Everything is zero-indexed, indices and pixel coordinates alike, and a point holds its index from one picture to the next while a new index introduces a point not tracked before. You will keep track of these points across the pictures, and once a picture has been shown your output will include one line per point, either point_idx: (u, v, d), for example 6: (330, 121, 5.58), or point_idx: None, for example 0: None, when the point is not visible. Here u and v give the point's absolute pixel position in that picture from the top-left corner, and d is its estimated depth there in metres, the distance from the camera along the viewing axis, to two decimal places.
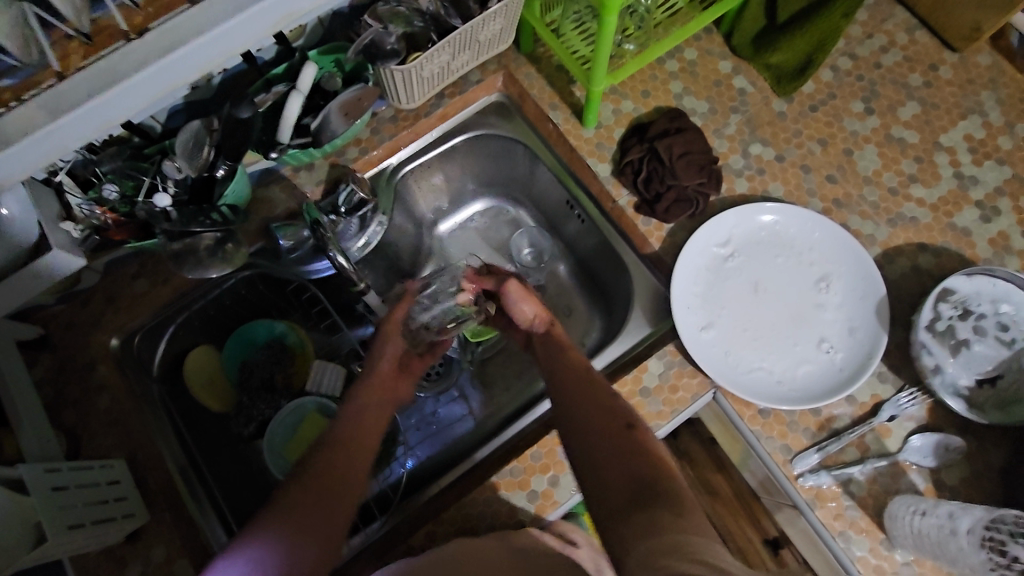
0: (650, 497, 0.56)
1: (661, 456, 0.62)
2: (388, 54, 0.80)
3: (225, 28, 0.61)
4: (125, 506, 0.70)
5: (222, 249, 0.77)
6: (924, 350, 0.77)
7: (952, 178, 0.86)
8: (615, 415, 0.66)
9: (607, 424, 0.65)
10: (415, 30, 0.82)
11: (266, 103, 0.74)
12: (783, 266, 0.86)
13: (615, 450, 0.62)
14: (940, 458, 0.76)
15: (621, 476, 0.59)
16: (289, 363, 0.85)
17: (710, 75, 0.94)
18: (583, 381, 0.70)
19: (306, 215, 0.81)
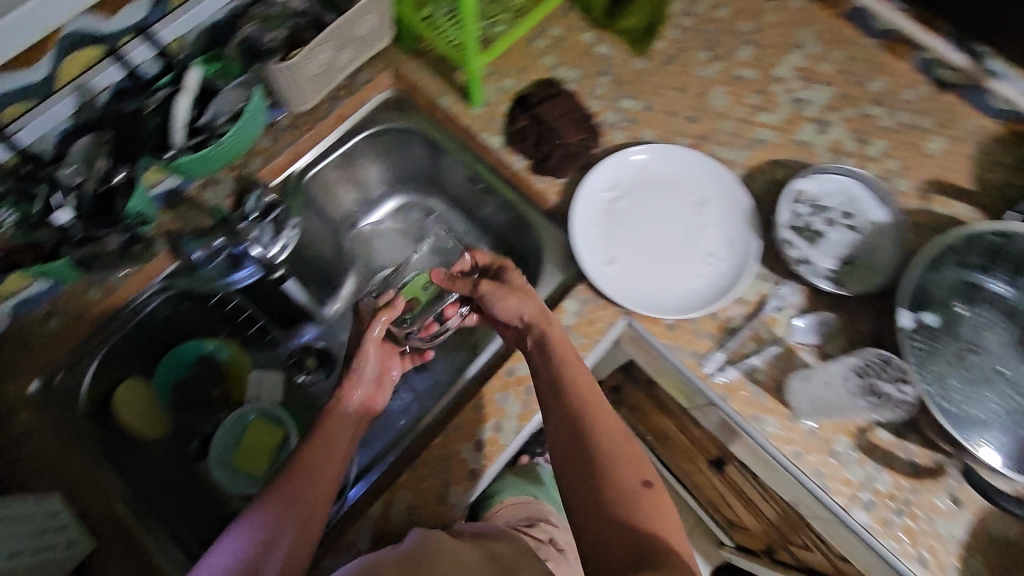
0: (651, 559, 0.61)
1: (668, 523, 0.66)
2: (265, 54, 0.82)
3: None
4: (68, 534, 0.75)
5: (131, 250, 0.83)
6: (789, 245, 0.88)
7: (789, 103, 1.01)
8: (633, 470, 0.68)
9: (624, 479, 0.68)
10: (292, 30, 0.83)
11: (151, 106, 0.78)
12: (666, 197, 0.95)
13: (624, 506, 0.66)
14: (820, 333, 0.86)
15: (624, 532, 0.64)
16: (224, 378, 0.96)
17: (577, 45, 1.04)
18: (601, 422, 0.72)
19: (217, 215, 0.91)
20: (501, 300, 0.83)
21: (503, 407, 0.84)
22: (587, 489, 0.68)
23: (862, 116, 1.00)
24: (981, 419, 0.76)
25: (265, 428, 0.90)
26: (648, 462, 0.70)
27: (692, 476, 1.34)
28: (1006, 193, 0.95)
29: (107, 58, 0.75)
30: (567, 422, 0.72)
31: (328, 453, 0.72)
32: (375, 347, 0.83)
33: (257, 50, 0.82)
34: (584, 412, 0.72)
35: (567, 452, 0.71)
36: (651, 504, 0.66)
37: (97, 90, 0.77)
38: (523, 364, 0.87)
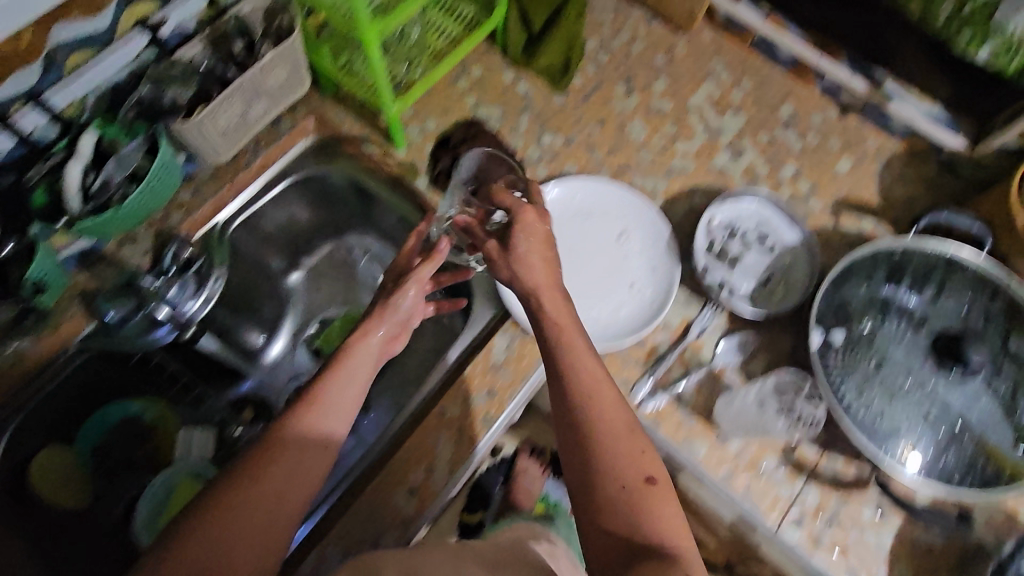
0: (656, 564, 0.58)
1: (673, 520, 0.63)
2: (167, 112, 0.81)
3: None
4: None
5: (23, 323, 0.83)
6: (708, 270, 0.90)
7: (704, 131, 1.05)
8: (635, 469, 0.65)
9: (626, 479, 0.64)
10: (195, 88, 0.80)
11: (41, 173, 0.77)
12: (590, 229, 0.96)
13: (627, 511, 0.63)
14: (744, 354, 0.88)
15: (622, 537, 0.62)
16: (149, 439, 0.93)
17: (497, 85, 1.07)
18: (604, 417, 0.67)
19: (126, 276, 0.90)
20: (514, 268, 0.77)
21: (435, 449, 0.84)
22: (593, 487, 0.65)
23: (774, 140, 1.05)
24: (896, 425, 0.80)
25: (190, 490, 0.87)
26: (651, 456, 0.66)
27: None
28: (910, 207, 1.00)
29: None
30: (572, 417, 0.68)
31: (305, 463, 0.66)
32: (416, 289, 0.82)
33: (154, 109, 0.81)
34: (588, 410, 0.67)
35: (573, 445, 0.67)
36: (657, 505, 0.63)
37: None
38: (454, 403, 0.86)
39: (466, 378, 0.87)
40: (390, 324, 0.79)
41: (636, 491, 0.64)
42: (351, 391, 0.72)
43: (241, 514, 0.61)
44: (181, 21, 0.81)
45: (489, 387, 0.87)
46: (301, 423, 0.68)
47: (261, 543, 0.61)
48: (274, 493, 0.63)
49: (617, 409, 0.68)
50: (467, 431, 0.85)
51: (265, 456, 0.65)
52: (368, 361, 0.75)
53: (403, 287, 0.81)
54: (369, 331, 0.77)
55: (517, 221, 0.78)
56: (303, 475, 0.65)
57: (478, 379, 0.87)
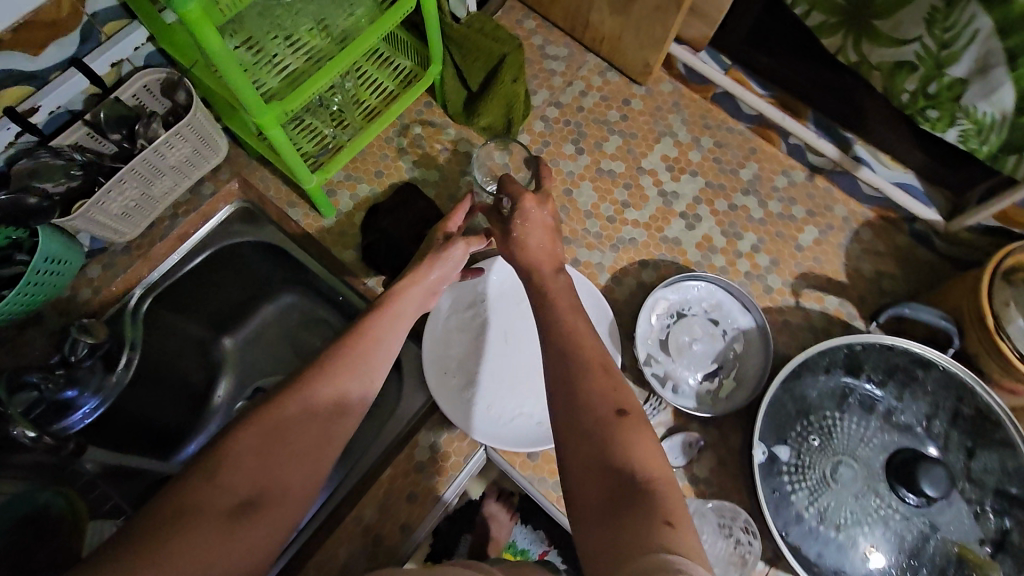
0: (629, 496, 0.52)
1: (653, 454, 0.56)
2: (38, 210, 0.68)
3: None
4: None
5: None
6: (651, 361, 0.83)
7: (657, 197, 0.97)
8: (606, 400, 0.59)
9: (598, 410, 0.58)
10: (76, 180, 0.70)
11: None
12: (525, 311, 0.90)
13: (601, 442, 0.57)
14: (689, 455, 0.81)
15: (603, 467, 0.55)
16: (58, 532, 0.77)
17: (436, 144, 0.99)
18: (584, 349, 0.64)
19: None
20: (512, 254, 0.77)
21: (347, 563, 0.75)
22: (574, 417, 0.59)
23: (732, 208, 0.97)
24: (846, 534, 0.73)
25: None
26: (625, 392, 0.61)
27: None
28: (878, 284, 0.92)
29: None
30: (557, 351, 0.64)
31: (350, 391, 0.64)
32: (463, 250, 0.80)
33: (24, 209, 0.67)
34: (576, 346, 0.64)
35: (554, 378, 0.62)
36: (636, 438, 0.56)
37: None
38: (371, 509, 0.78)
39: (386, 480, 0.79)
40: (439, 274, 0.77)
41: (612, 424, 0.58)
42: (389, 322, 0.71)
43: (268, 446, 0.58)
44: (68, 100, 0.71)
45: (412, 490, 0.79)
46: (338, 357, 0.65)
47: (301, 469, 0.59)
48: (315, 422, 0.61)
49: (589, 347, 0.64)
50: (384, 541, 0.77)
51: (303, 383, 0.63)
52: (416, 301, 0.75)
53: (451, 244, 0.79)
54: (419, 276, 0.76)
55: (516, 210, 0.78)
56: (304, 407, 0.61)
57: (400, 481, 0.79)
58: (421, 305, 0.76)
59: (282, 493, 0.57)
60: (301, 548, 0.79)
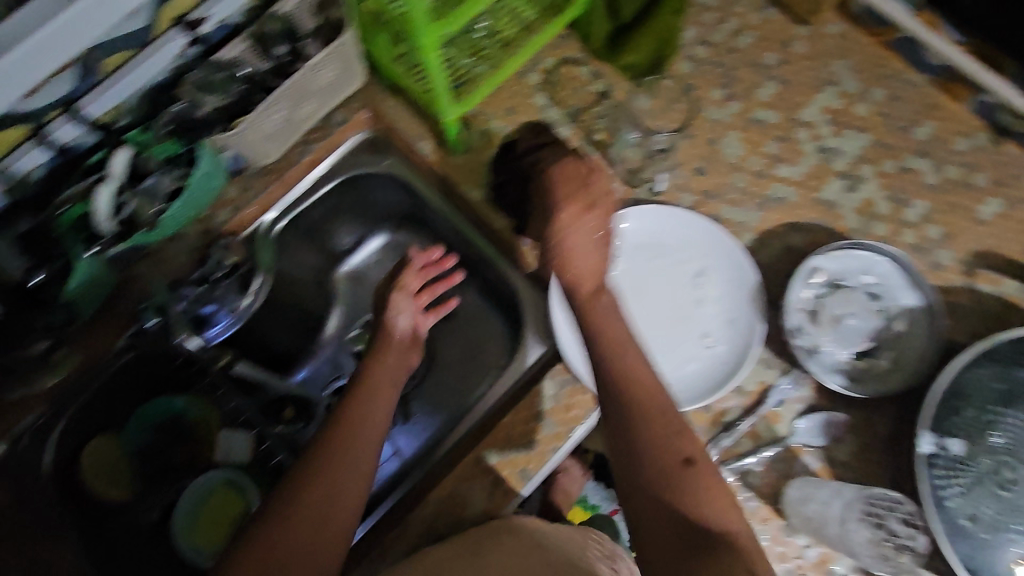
0: (706, 549, 0.56)
1: (717, 497, 0.61)
2: (206, 124, 0.73)
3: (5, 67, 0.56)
4: None
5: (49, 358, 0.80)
6: (799, 332, 0.77)
7: (814, 152, 0.88)
8: (673, 447, 0.63)
9: (666, 457, 0.63)
10: (235, 96, 0.73)
11: (78, 194, 0.69)
12: (660, 267, 0.84)
13: (673, 490, 0.61)
14: (828, 436, 0.76)
15: (677, 516, 0.59)
16: (192, 436, 0.92)
17: (571, 82, 0.94)
18: (649, 397, 0.66)
19: (157, 298, 0.85)
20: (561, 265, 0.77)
21: (465, 499, 0.77)
22: (637, 478, 0.62)
23: (901, 171, 0.86)
24: (994, 535, 0.67)
25: (229, 497, 0.87)
26: (690, 437, 0.65)
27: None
28: None
29: (28, 140, 0.66)
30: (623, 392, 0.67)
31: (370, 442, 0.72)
32: (405, 295, 0.90)
33: (189, 124, 0.73)
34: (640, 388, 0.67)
35: (615, 417, 0.66)
36: (701, 485, 0.61)
37: (23, 170, 0.68)
38: (491, 451, 0.78)
39: (507, 425, 0.79)
40: (405, 332, 0.87)
41: (681, 470, 0.62)
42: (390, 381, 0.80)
43: (307, 531, 0.64)
44: (226, 13, 0.70)
45: (532, 438, 0.78)
46: (348, 434, 0.72)
47: (336, 516, 0.66)
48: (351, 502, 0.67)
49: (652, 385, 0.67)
50: (503, 483, 0.77)
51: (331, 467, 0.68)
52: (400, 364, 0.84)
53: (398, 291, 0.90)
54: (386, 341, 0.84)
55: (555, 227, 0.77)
56: (333, 486, 0.67)
57: (519, 427, 0.79)
58: (400, 370, 0.83)
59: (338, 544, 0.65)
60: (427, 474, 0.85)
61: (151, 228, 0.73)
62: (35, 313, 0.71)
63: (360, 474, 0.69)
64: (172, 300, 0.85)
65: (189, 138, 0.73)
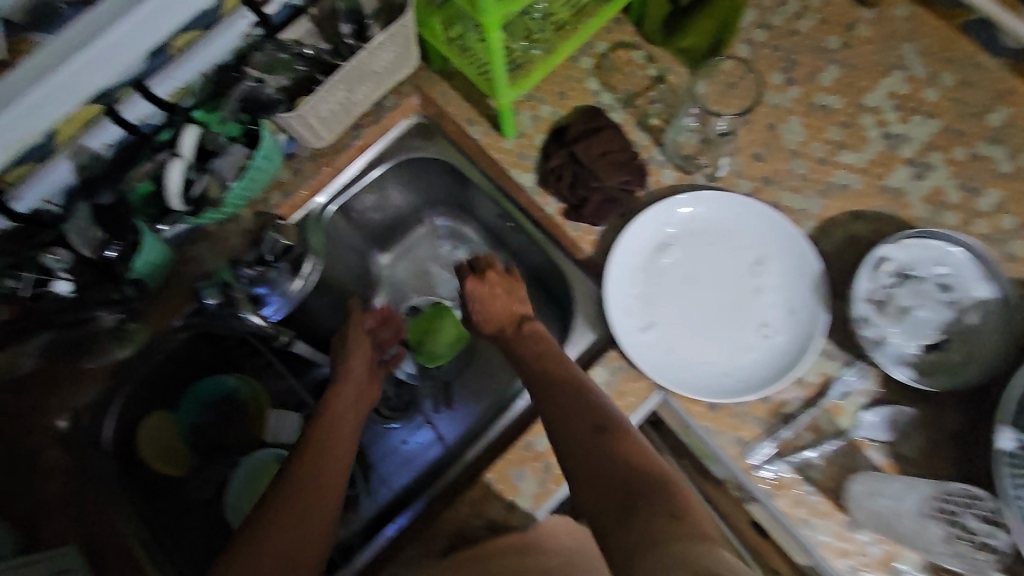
0: (643, 501, 0.55)
1: (640, 453, 0.61)
2: (270, 103, 0.74)
3: (101, 43, 0.62)
4: None
5: (120, 330, 0.82)
6: (865, 322, 0.74)
7: (880, 139, 0.85)
8: (586, 416, 0.65)
9: (579, 430, 0.64)
10: (300, 74, 0.74)
11: (148, 173, 0.70)
12: (718, 254, 0.82)
13: (597, 456, 0.61)
14: (894, 431, 0.73)
15: (609, 479, 0.58)
16: (242, 415, 0.92)
17: (625, 67, 0.92)
18: (564, 386, 0.69)
19: (218, 277, 0.85)
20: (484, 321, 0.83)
21: (518, 484, 0.76)
22: (574, 450, 0.63)
23: (973, 158, 0.83)
24: None
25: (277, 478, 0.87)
26: (602, 407, 0.66)
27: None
28: None
29: (104, 116, 0.70)
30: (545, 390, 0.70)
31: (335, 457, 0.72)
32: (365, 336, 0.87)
33: (256, 103, 0.74)
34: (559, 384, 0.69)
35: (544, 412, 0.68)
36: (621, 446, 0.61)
37: (96, 150, 0.72)
38: (541, 437, 0.78)
39: None
40: (367, 366, 0.85)
41: (598, 437, 0.62)
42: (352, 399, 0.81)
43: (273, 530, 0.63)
44: None
45: None
46: (312, 443, 0.73)
47: (304, 516, 0.65)
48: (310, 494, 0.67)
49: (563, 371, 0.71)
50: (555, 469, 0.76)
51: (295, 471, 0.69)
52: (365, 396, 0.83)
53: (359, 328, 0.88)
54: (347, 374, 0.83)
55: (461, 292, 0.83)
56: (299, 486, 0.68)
57: None
58: (361, 398, 0.83)
59: (304, 553, 0.63)
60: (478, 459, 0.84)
61: (218, 203, 0.71)
62: (103, 287, 0.70)
63: (324, 472, 0.70)
64: (234, 278, 0.85)
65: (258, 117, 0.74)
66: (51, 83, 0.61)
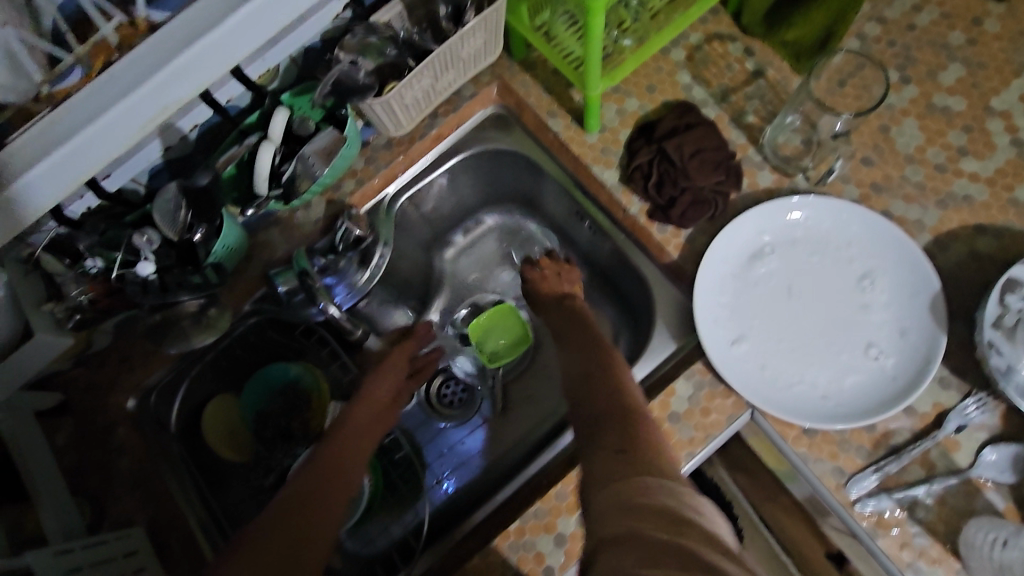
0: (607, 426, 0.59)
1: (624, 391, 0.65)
2: (362, 88, 0.70)
3: (232, 21, 0.55)
4: (135, 561, 0.71)
5: (205, 315, 0.81)
6: (992, 350, 0.67)
7: (1008, 146, 0.77)
8: (583, 364, 0.71)
9: (573, 377, 0.70)
10: (390, 59, 0.70)
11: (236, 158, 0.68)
12: (820, 265, 0.76)
13: (578, 392, 0.67)
14: (1020, 472, 0.66)
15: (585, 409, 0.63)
16: (305, 409, 0.88)
17: (720, 60, 0.86)
18: (575, 345, 0.75)
19: (295, 265, 0.82)
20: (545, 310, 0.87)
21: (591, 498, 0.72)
22: (572, 394, 0.68)
23: None
24: None
25: None
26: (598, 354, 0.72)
27: (803, 556, 1.01)
28: None
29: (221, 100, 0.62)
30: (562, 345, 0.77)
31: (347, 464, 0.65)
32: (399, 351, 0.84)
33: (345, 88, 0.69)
34: (577, 343, 0.76)
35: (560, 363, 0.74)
36: (604, 384, 0.66)
37: (185, 130, 0.69)
38: None
39: None
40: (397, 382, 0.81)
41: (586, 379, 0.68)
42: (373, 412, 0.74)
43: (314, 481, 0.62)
44: None
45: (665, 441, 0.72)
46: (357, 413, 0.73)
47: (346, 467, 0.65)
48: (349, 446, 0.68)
49: (584, 330, 0.78)
50: None
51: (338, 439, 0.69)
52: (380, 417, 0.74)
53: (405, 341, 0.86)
54: (386, 376, 0.80)
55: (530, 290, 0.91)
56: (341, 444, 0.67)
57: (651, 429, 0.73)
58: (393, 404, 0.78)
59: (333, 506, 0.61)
60: (546, 467, 0.80)
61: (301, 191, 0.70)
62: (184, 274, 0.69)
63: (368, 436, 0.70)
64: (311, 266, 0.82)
65: (348, 104, 0.71)
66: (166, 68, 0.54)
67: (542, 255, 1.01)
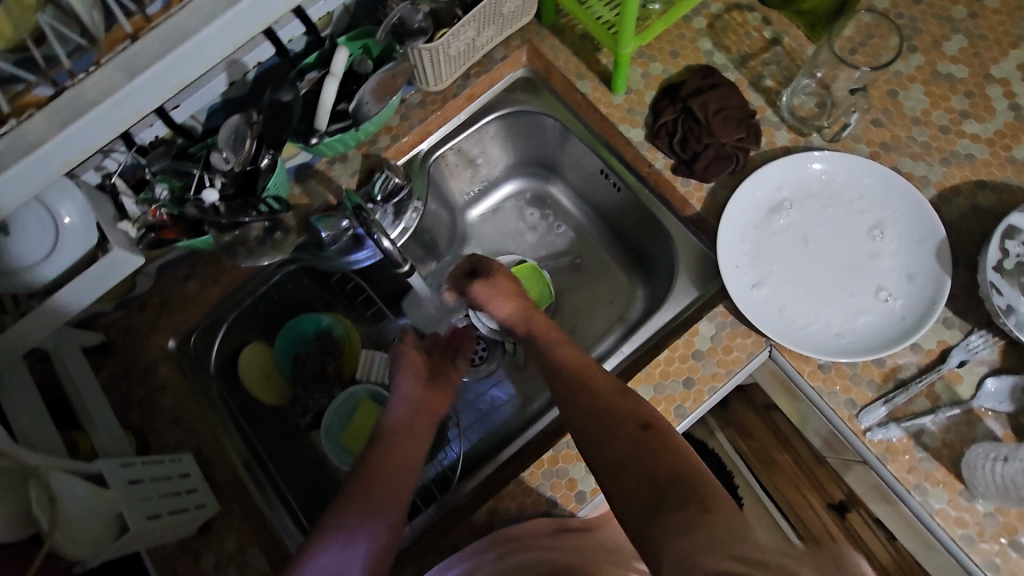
0: (676, 499, 0.51)
1: (680, 452, 0.57)
2: (415, 33, 0.76)
3: None
4: (188, 483, 0.74)
5: (271, 237, 0.79)
6: (993, 291, 0.72)
7: (1007, 110, 0.83)
8: (626, 417, 0.61)
9: (616, 430, 0.60)
10: (439, 7, 0.77)
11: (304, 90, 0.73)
12: (833, 217, 0.81)
13: (628, 451, 0.57)
14: (1017, 402, 0.72)
15: (643, 477, 0.54)
16: (338, 354, 0.91)
17: (739, 28, 0.91)
18: (595, 390, 0.65)
19: (348, 202, 0.81)
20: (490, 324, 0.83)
21: None
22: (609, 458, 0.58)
23: None
24: None
25: (371, 410, 0.87)
26: (638, 406, 0.62)
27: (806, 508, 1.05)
28: None
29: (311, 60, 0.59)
30: (567, 382, 0.67)
31: (393, 476, 0.64)
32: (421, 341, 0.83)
33: (408, 28, 0.75)
34: (590, 386, 0.65)
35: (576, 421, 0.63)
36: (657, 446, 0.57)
37: (248, 67, 0.72)
38: (645, 387, 0.77)
39: (662, 362, 0.77)
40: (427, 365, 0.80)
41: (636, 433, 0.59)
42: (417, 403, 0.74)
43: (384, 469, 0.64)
44: None
45: (688, 376, 0.77)
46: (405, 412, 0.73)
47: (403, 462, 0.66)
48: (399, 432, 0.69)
49: (591, 366, 0.68)
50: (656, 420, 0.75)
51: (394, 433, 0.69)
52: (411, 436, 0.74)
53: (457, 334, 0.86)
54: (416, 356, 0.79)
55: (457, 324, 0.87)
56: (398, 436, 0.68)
57: (676, 364, 0.77)
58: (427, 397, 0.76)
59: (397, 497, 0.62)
60: None
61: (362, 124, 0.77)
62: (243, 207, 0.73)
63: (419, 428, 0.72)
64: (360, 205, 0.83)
65: (403, 45, 0.77)
66: (152, 67, 0.48)
67: (557, 220, 1.08)
